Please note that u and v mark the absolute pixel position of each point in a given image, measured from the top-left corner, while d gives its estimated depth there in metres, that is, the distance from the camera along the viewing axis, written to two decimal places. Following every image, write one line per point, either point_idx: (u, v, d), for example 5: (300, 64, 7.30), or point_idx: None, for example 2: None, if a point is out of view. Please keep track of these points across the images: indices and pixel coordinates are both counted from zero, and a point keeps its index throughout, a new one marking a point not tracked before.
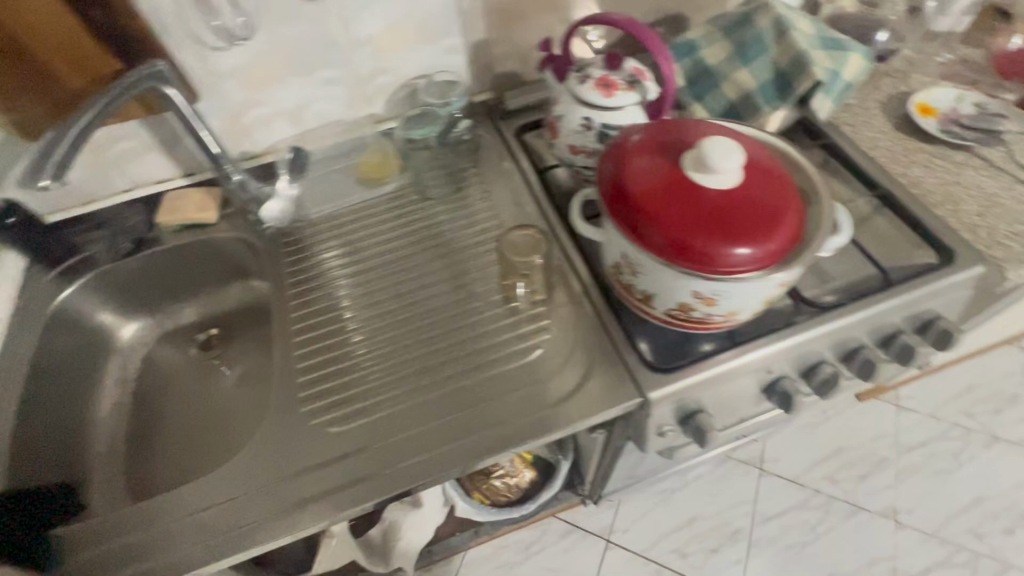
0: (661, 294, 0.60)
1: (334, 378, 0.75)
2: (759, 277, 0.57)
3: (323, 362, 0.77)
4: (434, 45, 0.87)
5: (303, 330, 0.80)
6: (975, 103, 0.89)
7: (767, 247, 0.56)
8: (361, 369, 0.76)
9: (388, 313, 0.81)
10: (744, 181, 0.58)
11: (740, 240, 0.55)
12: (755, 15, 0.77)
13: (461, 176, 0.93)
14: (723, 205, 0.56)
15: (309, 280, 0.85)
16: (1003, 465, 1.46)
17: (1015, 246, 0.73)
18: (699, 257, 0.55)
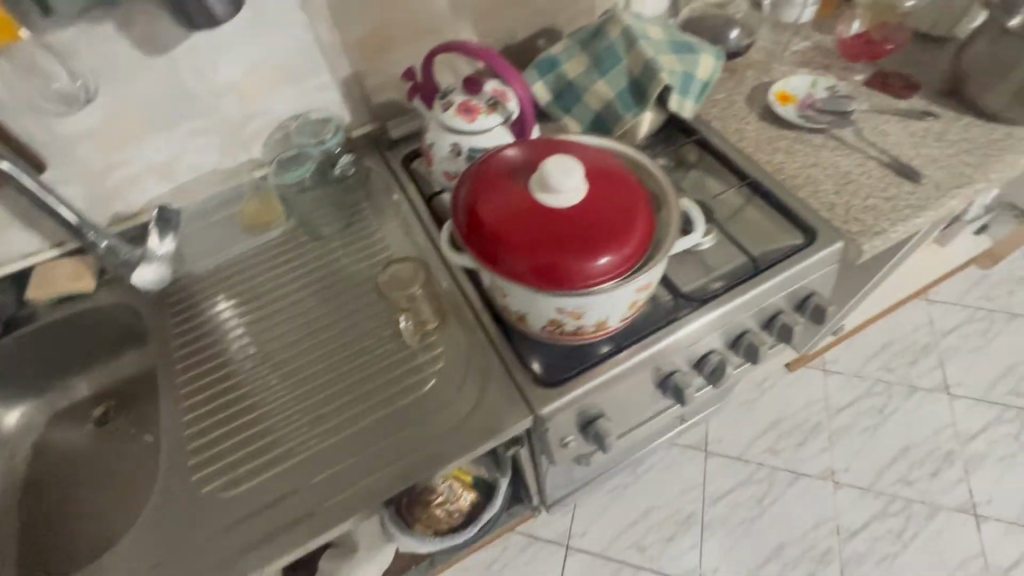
0: (532, 313, 0.61)
1: (225, 440, 0.73)
2: (617, 287, 0.58)
3: (214, 424, 0.74)
4: (302, 85, 0.86)
5: (191, 394, 0.77)
6: (828, 88, 0.94)
7: (620, 257, 0.58)
8: (253, 426, 0.73)
9: (295, 355, 0.79)
10: (591, 196, 0.59)
11: (592, 254, 0.57)
12: (605, 28, 0.80)
13: (350, 213, 0.92)
14: (572, 221, 0.58)
15: (195, 340, 0.82)
16: (923, 412, 1.56)
17: (868, 219, 0.78)
18: (555, 277, 0.57)
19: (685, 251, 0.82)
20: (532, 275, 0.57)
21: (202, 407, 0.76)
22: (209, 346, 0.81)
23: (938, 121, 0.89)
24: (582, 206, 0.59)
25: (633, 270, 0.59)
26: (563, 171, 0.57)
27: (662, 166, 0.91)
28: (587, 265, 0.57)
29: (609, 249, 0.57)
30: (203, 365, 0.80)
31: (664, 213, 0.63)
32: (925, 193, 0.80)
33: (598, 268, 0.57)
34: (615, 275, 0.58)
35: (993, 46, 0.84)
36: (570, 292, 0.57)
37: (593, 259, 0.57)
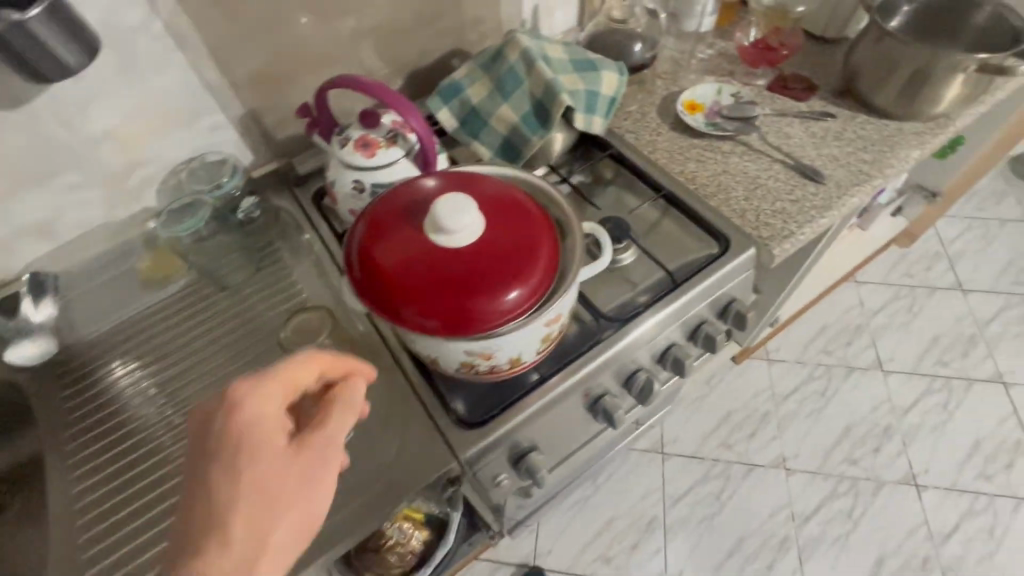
0: (442, 357, 0.59)
1: (125, 523, 0.66)
2: (524, 323, 0.57)
3: (112, 505, 0.67)
4: (191, 127, 0.81)
5: (88, 473, 0.70)
6: (733, 94, 0.96)
7: (523, 293, 0.56)
8: (156, 502, 0.67)
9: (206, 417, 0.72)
10: (489, 231, 0.58)
11: (493, 294, 0.55)
12: (504, 50, 0.78)
13: (258, 257, 0.86)
14: (471, 260, 0.56)
15: (91, 413, 0.75)
16: (861, 391, 1.62)
17: (777, 223, 0.79)
18: (457, 321, 0.55)
19: (607, 268, 0.81)
20: (435, 320, 0.55)
21: (100, 486, 0.69)
22: (114, 418, 0.74)
23: (836, 120, 0.92)
24: (480, 243, 0.57)
25: (541, 304, 0.57)
26: (454, 210, 0.55)
27: (580, 183, 0.91)
28: (489, 305, 0.55)
29: (511, 286, 0.56)
30: (111, 438, 0.73)
31: (569, 239, 0.62)
32: (828, 192, 0.82)
33: (501, 307, 0.55)
34: (520, 312, 0.56)
35: (876, 47, 0.87)
36: (476, 334, 0.56)
37: (494, 299, 0.55)
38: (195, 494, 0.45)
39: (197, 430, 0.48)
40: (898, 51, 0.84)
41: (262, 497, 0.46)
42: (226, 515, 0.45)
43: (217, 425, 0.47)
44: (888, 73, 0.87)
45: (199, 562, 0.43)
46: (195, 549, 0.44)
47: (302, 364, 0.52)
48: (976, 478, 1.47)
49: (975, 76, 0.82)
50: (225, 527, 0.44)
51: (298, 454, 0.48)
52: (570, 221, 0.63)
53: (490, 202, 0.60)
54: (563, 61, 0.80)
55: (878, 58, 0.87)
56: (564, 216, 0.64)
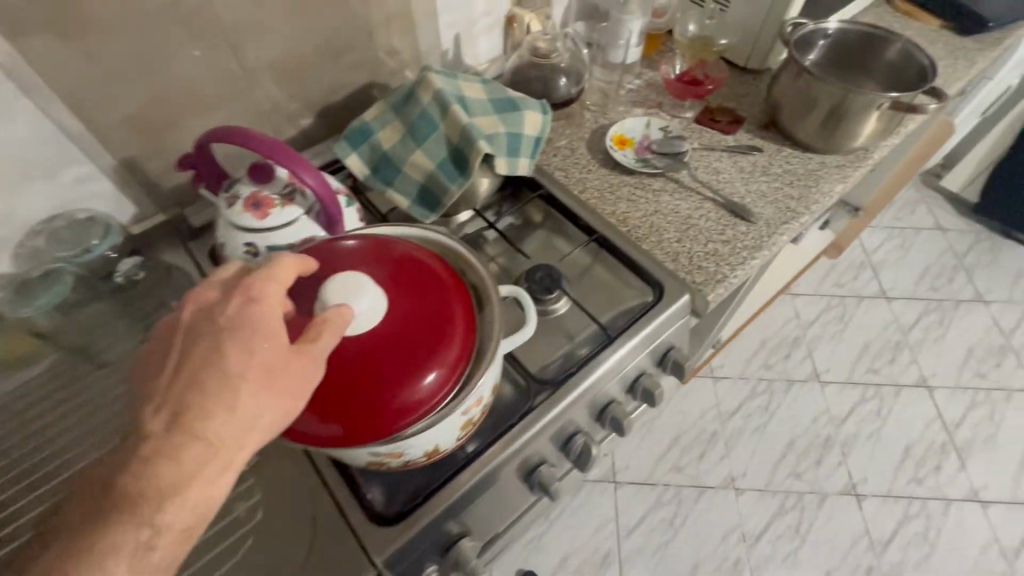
0: (345, 456, 0.52)
1: None
2: (435, 415, 0.51)
3: None
4: (53, 180, 0.69)
5: None
6: (662, 128, 0.94)
7: (433, 382, 0.51)
8: None
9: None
10: (394, 312, 0.52)
11: (399, 387, 0.50)
12: (417, 92, 0.72)
13: (142, 325, 0.75)
14: (372, 349, 0.50)
15: None
16: (802, 403, 1.65)
17: (710, 267, 0.77)
18: (358, 419, 0.49)
19: (540, 320, 0.76)
20: (332, 419, 0.49)
21: None
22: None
23: (763, 154, 0.91)
24: (383, 328, 0.51)
25: (454, 392, 0.52)
26: (349, 293, 0.48)
27: (509, 226, 0.85)
28: (394, 400, 0.49)
29: (419, 377, 0.50)
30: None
31: (488, 312, 0.57)
32: (758, 232, 0.81)
33: (408, 401, 0.50)
34: (429, 404, 0.50)
35: (796, 82, 0.87)
36: (381, 432, 0.49)
37: (400, 393, 0.50)
38: (188, 364, 0.43)
39: (195, 313, 0.46)
40: (816, 88, 0.84)
41: (258, 386, 0.42)
42: (223, 393, 0.42)
43: (223, 303, 0.45)
44: (808, 109, 0.87)
45: (198, 424, 0.41)
46: (187, 419, 0.41)
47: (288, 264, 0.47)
48: (909, 482, 1.53)
49: (890, 113, 0.83)
50: (220, 408, 0.42)
51: (295, 356, 0.44)
52: (488, 291, 0.58)
53: (396, 276, 0.54)
54: (481, 102, 0.75)
55: (798, 95, 0.87)
56: (482, 285, 0.59)
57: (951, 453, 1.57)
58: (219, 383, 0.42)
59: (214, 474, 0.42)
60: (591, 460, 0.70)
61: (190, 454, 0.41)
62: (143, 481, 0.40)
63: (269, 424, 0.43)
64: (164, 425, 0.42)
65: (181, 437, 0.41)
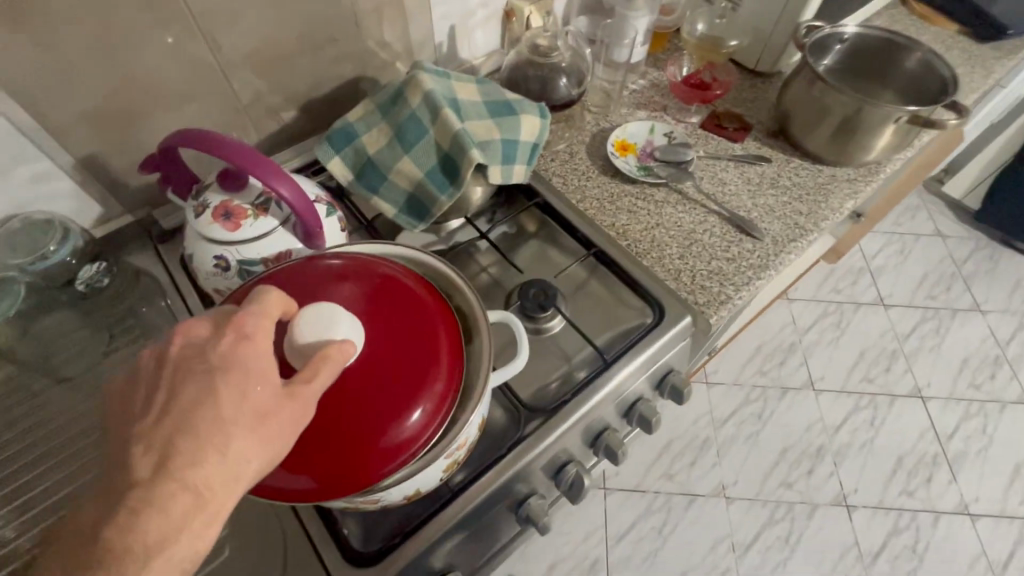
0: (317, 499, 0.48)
1: None
2: (419, 457, 0.47)
3: None
4: (6, 179, 0.63)
5: None
6: (666, 133, 0.89)
7: (417, 421, 0.46)
8: None
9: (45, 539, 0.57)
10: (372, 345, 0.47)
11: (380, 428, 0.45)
12: (406, 93, 0.67)
13: (107, 336, 0.70)
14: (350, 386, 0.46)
15: None
16: (795, 412, 1.63)
17: (713, 287, 0.73)
18: (334, 465, 0.45)
19: (532, 339, 0.72)
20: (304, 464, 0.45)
21: None
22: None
23: (770, 165, 0.87)
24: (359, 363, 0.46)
25: (440, 431, 0.48)
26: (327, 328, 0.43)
27: (502, 235, 0.81)
28: (374, 442, 0.45)
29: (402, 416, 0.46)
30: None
31: (478, 341, 0.53)
32: (765, 249, 0.77)
33: (389, 444, 0.45)
34: (414, 446, 0.46)
35: (809, 90, 0.82)
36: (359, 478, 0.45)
37: (380, 434, 0.45)
38: (171, 406, 0.37)
39: (180, 348, 0.40)
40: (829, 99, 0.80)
41: (250, 426, 0.37)
42: (214, 434, 0.36)
43: (214, 338, 0.40)
44: (819, 120, 0.83)
45: (186, 467, 0.36)
46: (169, 467, 0.35)
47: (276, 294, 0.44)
48: (900, 494, 1.52)
49: (906, 127, 0.79)
50: (208, 454, 0.36)
51: (289, 396, 0.39)
52: (477, 318, 0.55)
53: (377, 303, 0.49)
54: (476, 106, 0.70)
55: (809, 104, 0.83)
56: (471, 311, 0.55)
57: (942, 465, 1.56)
58: (208, 425, 0.37)
59: (201, 530, 0.36)
60: (582, 491, 0.66)
61: (178, 505, 0.35)
62: (120, 543, 0.34)
63: (260, 470, 0.38)
64: (147, 468, 0.36)
65: (164, 491, 0.35)
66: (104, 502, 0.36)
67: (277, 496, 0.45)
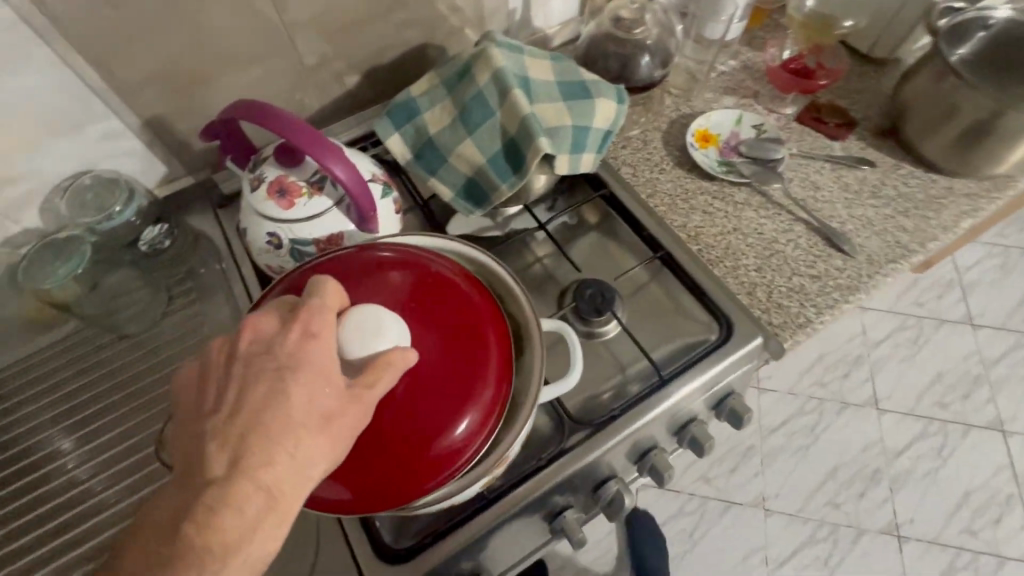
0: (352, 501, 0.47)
1: None
2: (464, 471, 0.44)
3: None
4: (79, 136, 0.64)
5: None
6: (755, 125, 0.80)
7: (464, 434, 0.44)
8: None
9: (113, 483, 0.61)
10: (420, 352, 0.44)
11: (422, 441, 0.43)
12: (473, 68, 0.62)
13: (167, 295, 0.71)
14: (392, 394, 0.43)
15: None
16: (852, 430, 1.52)
17: (791, 306, 0.66)
18: (375, 473, 0.43)
19: (584, 343, 0.67)
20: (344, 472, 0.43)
21: None
22: (14, 465, 0.64)
23: (874, 170, 0.76)
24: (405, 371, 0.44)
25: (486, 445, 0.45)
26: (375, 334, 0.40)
27: (562, 226, 0.76)
28: (417, 455, 0.43)
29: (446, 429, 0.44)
30: (5, 488, 0.63)
31: (529, 351, 0.50)
32: (857, 268, 0.68)
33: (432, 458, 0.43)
34: (459, 460, 0.44)
35: (935, 86, 0.70)
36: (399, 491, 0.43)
37: (423, 447, 0.43)
38: (240, 405, 0.37)
39: (250, 342, 0.40)
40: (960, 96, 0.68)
41: (316, 428, 0.37)
42: (285, 434, 0.36)
43: (280, 334, 0.39)
44: (942, 121, 0.71)
45: (257, 466, 0.35)
46: (239, 467, 0.35)
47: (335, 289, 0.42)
48: (961, 531, 1.40)
49: None
50: (276, 454, 0.36)
51: (352, 399, 0.38)
52: (529, 325, 0.51)
53: (427, 305, 0.46)
54: (548, 86, 0.64)
55: (934, 102, 0.71)
56: (523, 316, 0.52)
57: (1016, 508, 1.42)
58: (277, 424, 0.36)
59: (273, 532, 0.35)
60: (622, 509, 0.63)
61: (252, 507, 0.35)
62: (197, 543, 0.34)
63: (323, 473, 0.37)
64: (219, 467, 0.35)
65: (237, 490, 0.34)
66: (178, 500, 0.35)
67: (314, 500, 0.44)
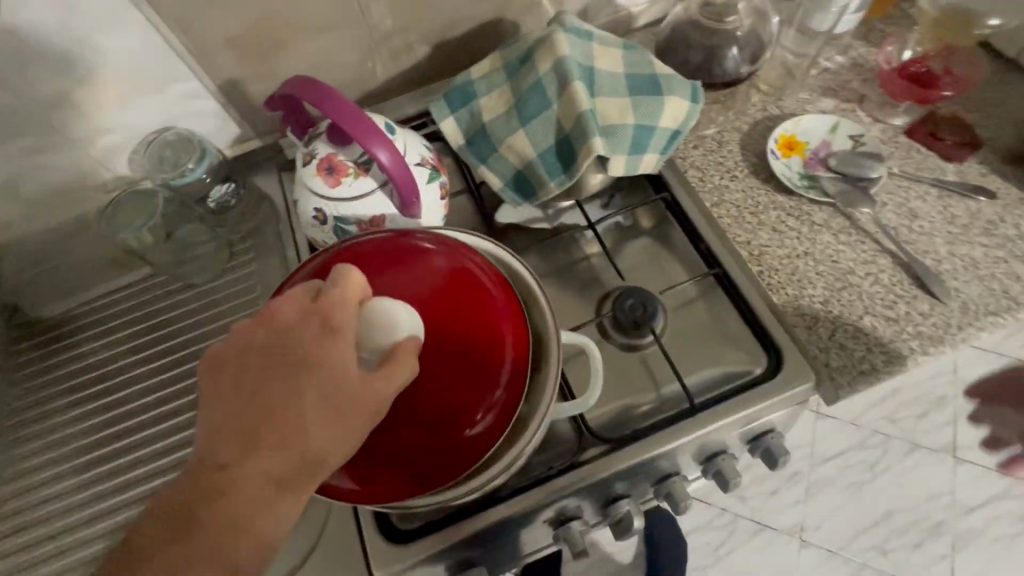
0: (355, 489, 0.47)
1: (36, 513, 0.66)
2: (479, 464, 0.45)
3: (30, 490, 0.67)
4: (163, 94, 0.68)
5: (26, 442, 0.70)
6: (852, 136, 0.71)
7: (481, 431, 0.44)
8: (66, 502, 0.66)
9: (169, 417, 0.68)
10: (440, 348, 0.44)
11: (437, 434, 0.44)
12: (537, 54, 0.59)
13: (229, 250, 0.76)
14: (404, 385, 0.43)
15: (44, 379, 0.73)
16: (917, 474, 1.38)
17: (856, 350, 0.59)
18: (388, 461, 0.44)
19: (618, 354, 0.65)
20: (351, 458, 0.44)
21: (34, 459, 0.69)
22: (91, 389, 0.72)
23: (993, 202, 0.65)
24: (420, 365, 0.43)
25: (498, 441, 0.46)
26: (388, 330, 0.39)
27: (614, 226, 0.71)
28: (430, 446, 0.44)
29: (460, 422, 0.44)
30: (82, 408, 0.71)
31: (547, 362, 0.48)
32: (945, 316, 0.60)
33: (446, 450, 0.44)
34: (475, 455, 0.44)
35: None
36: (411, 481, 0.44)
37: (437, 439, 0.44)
38: (260, 393, 0.38)
39: (267, 332, 0.40)
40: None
41: (331, 420, 0.37)
42: (296, 427, 0.37)
43: (299, 324, 0.39)
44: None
45: (270, 455, 0.36)
46: (256, 450, 0.37)
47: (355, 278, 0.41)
48: None
49: None
50: (291, 442, 0.37)
51: (370, 389, 0.38)
52: (548, 329, 0.49)
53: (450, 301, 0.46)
54: (614, 79, 0.59)
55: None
56: (545, 324, 0.50)
57: None
58: (297, 415, 0.37)
59: (284, 515, 0.37)
60: (631, 530, 0.61)
61: (263, 493, 0.36)
62: (209, 524, 0.36)
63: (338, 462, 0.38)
64: (231, 456, 0.36)
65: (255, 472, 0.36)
66: (193, 480, 0.37)
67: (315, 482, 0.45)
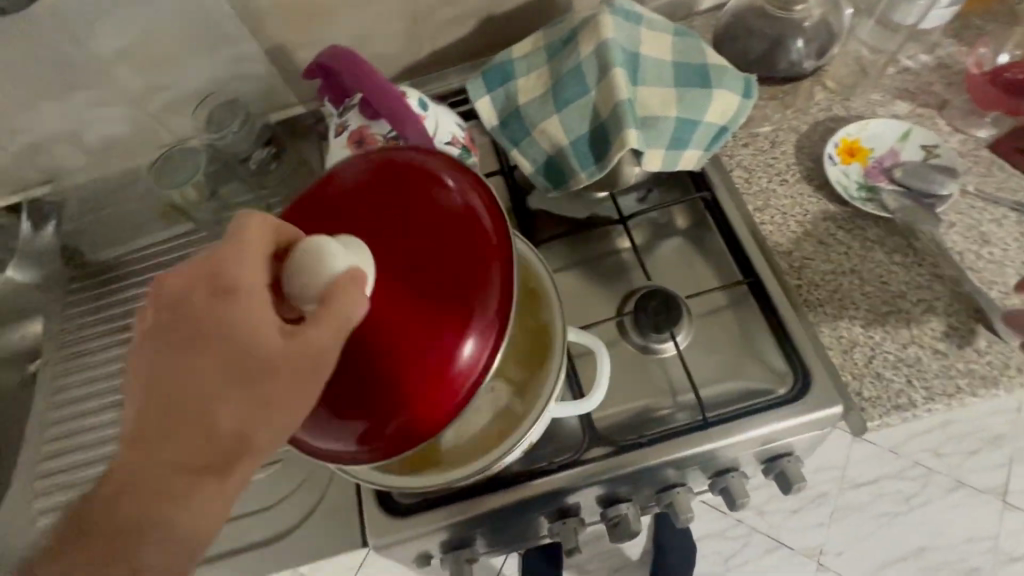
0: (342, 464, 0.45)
1: (72, 444, 0.71)
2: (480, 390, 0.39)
3: (69, 422, 0.73)
4: (215, 55, 0.70)
5: (70, 376, 0.75)
6: (924, 146, 0.65)
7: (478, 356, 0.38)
8: (99, 436, 0.71)
9: None
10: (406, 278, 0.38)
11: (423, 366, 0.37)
12: (580, 35, 0.56)
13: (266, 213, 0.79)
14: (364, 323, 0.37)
15: (88, 321, 0.78)
16: (957, 513, 1.27)
17: (893, 381, 0.55)
18: (378, 413, 0.38)
19: (634, 356, 0.63)
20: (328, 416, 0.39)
21: (76, 395, 0.74)
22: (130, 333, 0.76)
23: None
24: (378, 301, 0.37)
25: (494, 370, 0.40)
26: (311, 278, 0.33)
27: (648, 222, 0.68)
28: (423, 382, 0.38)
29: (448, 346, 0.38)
30: (120, 351, 0.76)
31: (548, 360, 0.45)
32: (1003, 356, 0.54)
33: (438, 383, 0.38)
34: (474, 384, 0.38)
35: None
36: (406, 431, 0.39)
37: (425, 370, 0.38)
38: (157, 379, 0.35)
39: (159, 304, 0.36)
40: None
41: (241, 385, 0.34)
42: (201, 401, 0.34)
43: (191, 291, 0.35)
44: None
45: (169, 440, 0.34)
46: (164, 439, 0.34)
47: (252, 227, 0.36)
48: None
49: None
50: (200, 415, 0.34)
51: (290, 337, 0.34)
52: (555, 319, 0.46)
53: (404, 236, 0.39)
54: (661, 66, 0.56)
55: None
56: (551, 318, 0.46)
57: None
58: (199, 394, 0.34)
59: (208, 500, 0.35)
60: (627, 534, 0.60)
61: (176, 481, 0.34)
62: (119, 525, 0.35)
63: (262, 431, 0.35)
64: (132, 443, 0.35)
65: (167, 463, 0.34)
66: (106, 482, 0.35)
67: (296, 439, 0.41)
